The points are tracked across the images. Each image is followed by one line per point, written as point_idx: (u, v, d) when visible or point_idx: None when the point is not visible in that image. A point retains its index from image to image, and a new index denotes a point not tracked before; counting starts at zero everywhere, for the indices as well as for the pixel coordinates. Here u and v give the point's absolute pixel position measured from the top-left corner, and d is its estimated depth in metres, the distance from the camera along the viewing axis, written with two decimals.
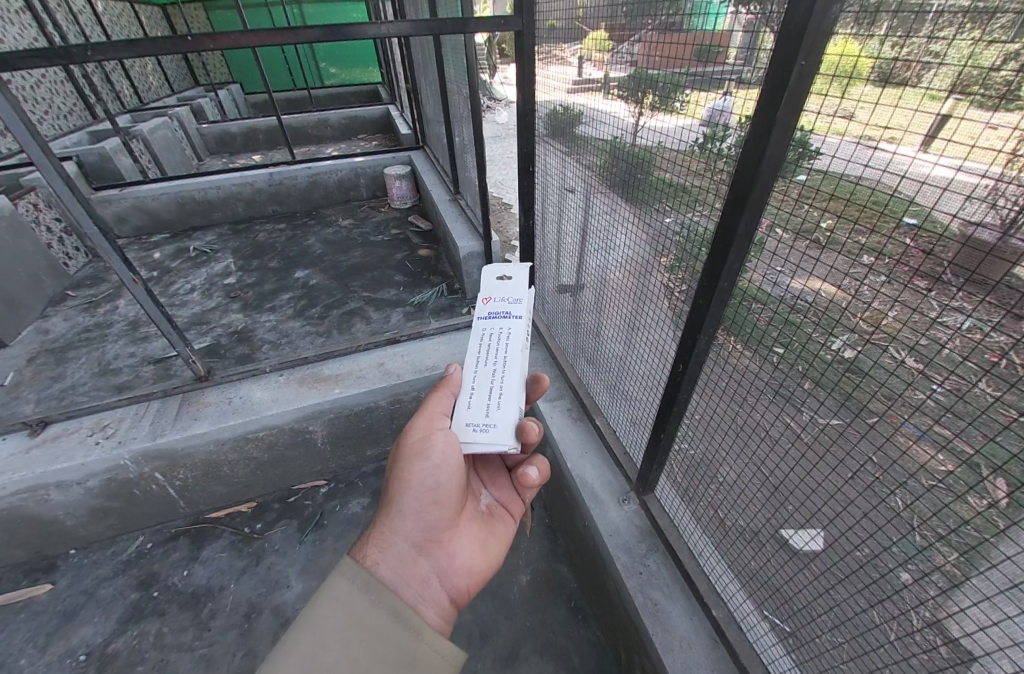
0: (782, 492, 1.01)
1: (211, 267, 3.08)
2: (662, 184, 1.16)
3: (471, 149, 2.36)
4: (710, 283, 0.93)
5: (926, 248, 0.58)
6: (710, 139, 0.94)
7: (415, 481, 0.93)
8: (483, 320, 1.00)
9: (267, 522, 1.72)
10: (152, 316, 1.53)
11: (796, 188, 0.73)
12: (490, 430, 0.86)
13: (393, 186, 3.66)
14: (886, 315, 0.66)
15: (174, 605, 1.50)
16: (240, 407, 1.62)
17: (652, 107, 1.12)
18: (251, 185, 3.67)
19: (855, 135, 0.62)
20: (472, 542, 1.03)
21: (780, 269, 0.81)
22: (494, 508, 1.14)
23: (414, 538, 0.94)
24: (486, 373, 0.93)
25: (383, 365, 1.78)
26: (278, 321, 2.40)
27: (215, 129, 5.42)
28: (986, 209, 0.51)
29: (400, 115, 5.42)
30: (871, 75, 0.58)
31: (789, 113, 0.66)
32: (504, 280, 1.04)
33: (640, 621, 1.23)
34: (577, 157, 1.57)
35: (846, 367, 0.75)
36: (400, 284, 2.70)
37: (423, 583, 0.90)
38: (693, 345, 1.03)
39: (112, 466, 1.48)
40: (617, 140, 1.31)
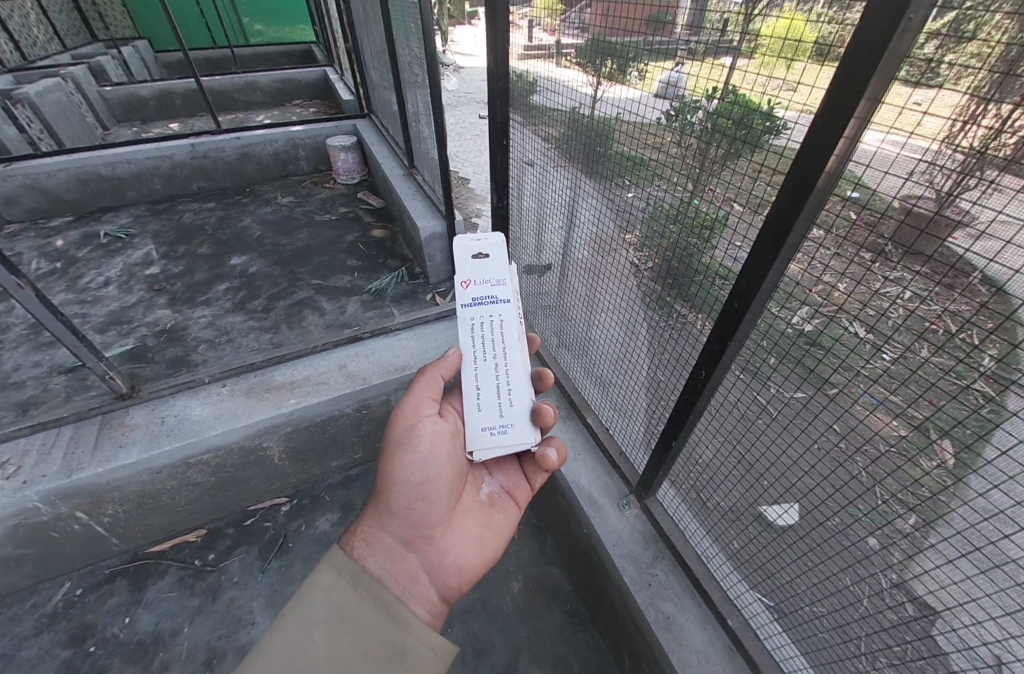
0: (761, 469, 1.04)
1: (127, 256, 2.68)
2: (623, 158, 1.10)
3: (427, 119, 2.15)
4: (749, 287, 0.76)
5: (869, 223, 0.63)
6: (680, 111, 0.87)
7: (397, 474, 0.90)
8: (467, 307, 0.95)
9: (221, 551, 1.56)
10: (49, 328, 1.28)
11: (751, 161, 0.77)
12: (507, 430, 0.90)
13: (337, 158, 3.33)
14: (837, 288, 0.73)
15: (116, 660, 1.32)
16: (175, 428, 1.41)
17: (611, 77, 1.06)
18: (170, 159, 3.21)
19: (799, 107, 0.66)
20: (466, 537, 0.95)
21: (740, 245, 0.85)
22: (498, 500, 1.04)
23: (401, 532, 0.88)
24: (490, 371, 0.93)
25: (345, 368, 1.62)
26: (215, 317, 2.13)
27: (120, 91, 4.69)
28: (924, 182, 0.55)
29: (339, 79, 4.94)
30: (813, 48, 0.61)
31: (859, 116, 0.52)
32: (480, 256, 0.98)
33: (653, 637, 1.15)
34: (530, 127, 1.49)
35: (809, 341, 0.78)
36: (354, 270, 2.48)
37: (408, 578, 0.83)
38: (722, 352, 0.86)
39: (17, 511, 1.24)
40: (576, 112, 1.24)
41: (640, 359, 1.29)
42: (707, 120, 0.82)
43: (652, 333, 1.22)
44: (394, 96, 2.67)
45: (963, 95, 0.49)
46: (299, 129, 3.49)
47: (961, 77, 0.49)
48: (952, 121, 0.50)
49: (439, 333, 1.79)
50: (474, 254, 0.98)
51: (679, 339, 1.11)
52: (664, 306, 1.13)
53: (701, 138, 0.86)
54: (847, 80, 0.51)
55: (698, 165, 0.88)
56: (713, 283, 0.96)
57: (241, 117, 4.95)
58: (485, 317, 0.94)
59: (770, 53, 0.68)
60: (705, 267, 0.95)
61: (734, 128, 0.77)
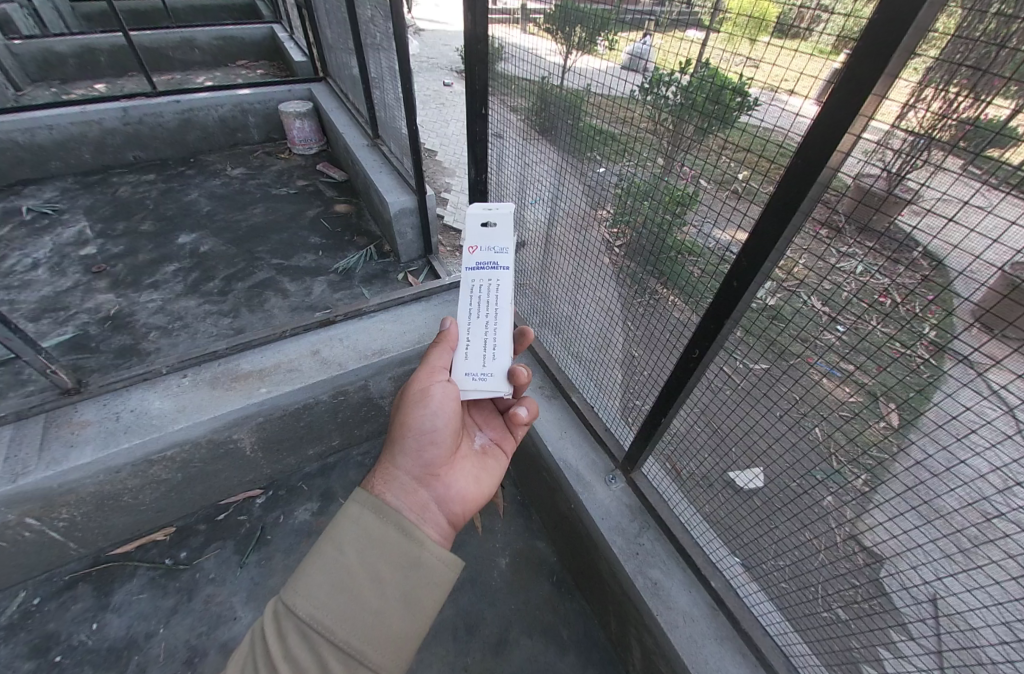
0: (725, 438, 1.05)
1: (57, 234, 2.41)
2: (593, 133, 1.08)
3: (394, 85, 2.02)
4: (749, 266, 0.77)
5: (830, 201, 0.65)
6: (654, 84, 0.85)
7: (412, 422, 0.87)
8: (471, 270, 0.96)
9: (194, 548, 1.50)
10: None
11: (718, 140, 0.77)
12: (487, 380, 0.90)
13: (292, 126, 3.09)
14: (797, 263, 0.73)
15: (86, 668, 1.26)
16: (134, 424, 1.31)
17: (580, 46, 1.02)
18: (99, 124, 2.87)
19: (762, 83, 0.67)
20: (468, 474, 0.92)
21: (709, 222, 0.85)
22: (489, 449, 1.03)
23: (412, 470, 0.82)
24: (480, 325, 0.93)
25: (318, 353, 1.55)
26: (165, 301, 1.97)
27: (31, 46, 4.14)
28: (878, 163, 0.58)
29: (289, 37, 4.55)
30: (774, 26, 0.63)
31: (868, 106, 0.54)
32: (489, 223, 0.99)
33: (641, 601, 1.21)
34: (500, 98, 1.45)
35: (773, 314, 0.81)
36: (318, 248, 2.35)
37: (420, 509, 0.77)
38: (719, 331, 0.88)
39: None
40: (544, 82, 1.19)
41: (615, 335, 1.30)
42: (681, 95, 0.80)
43: (625, 310, 1.22)
44: (354, 59, 2.48)
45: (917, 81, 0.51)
46: (246, 92, 3.19)
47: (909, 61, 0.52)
48: (904, 101, 0.52)
49: (417, 314, 1.74)
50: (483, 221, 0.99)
51: (654, 316, 1.12)
52: (637, 284, 1.13)
53: (671, 114, 0.84)
54: (864, 62, 0.52)
55: (671, 140, 0.87)
56: (686, 262, 0.95)
57: (179, 79, 4.49)
58: (483, 279, 0.95)
59: (736, 29, 0.68)
60: (676, 245, 0.96)
61: (708, 102, 0.75)
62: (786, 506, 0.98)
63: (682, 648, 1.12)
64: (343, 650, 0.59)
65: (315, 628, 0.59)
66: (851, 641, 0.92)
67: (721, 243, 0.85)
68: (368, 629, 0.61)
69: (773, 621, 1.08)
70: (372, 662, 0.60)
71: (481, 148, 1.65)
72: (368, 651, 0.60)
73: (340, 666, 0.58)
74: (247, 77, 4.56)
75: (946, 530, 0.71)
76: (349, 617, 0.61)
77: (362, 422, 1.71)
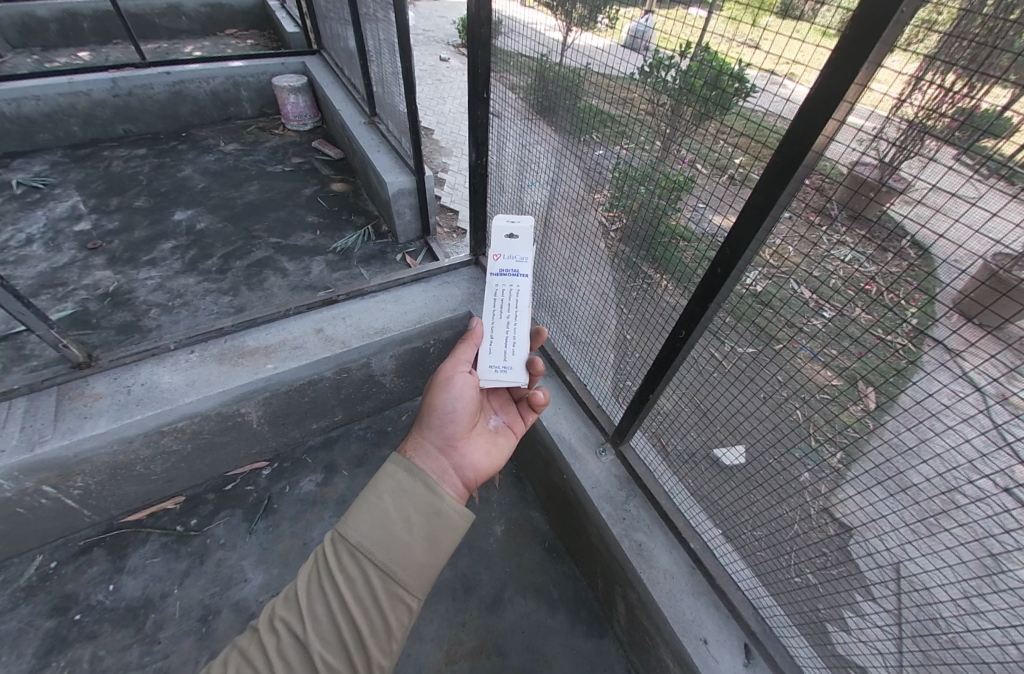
0: (711, 420, 1.12)
1: (49, 209, 2.39)
2: (592, 114, 1.10)
3: (392, 61, 1.99)
4: (731, 254, 0.83)
5: (818, 186, 0.68)
6: (653, 66, 0.87)
7: (435, 402, 0.95)
8: (494, 277, 1.06)
9: (203, 516, 1.56)
10: None
11: (716, 124, 0.79)
12: (508, 371, 1.02)
13: (286, 101, 3.04)
14: (786, 249, 0.77)
15: (106, 625, 1.33)
16: (145, 398, 1.34)
17: (581, 23, 1.04)
18: (87, 96, 2.80)
19: (760, 68, 0.70)
20: (483, 447, 0.97)
21: (704, 206, 0.88)
22: (502, 430, 1.08)
23: (436, 439, 0.90)
24: (502, 326, 1.04)
25: (321, 331, 1.58)
26: (164, 278, 1.98)
27: (8, 8, 3.96)
28: (868, 148, 0.60)
29: (280, 6, 4.40)
30: (777, 7, 0.65)
31: (853, 91, 0.57)
32: (513, 235, 1.08)
33: (626, 559, 1.29)
34: (499, 76, 1.45)
35: (761, 301, 0.86)
36: (315, 227, 2.35)
37: (441, 472, 0.86)
38: (702, 313, 0.95)
39: None
40: (544, 60, 1.21)
41: (609, 318, 1.35)
42: (679, 79, 0.83)
43: (619, 294, 1.27)
44: (350, 31, 2.43)
45: (917, 69, 0.53)
46: (238, 64, 3.12)
47: (911, 44, 0.53)
48: (900, 94, 0.54)
49: (417, 294, 1.77)
50: (508, 233, 1.08)
51: (646, 299, 1.16)
52: (631, 268, 1.17)
53: (671, 97, 0.87)
54: (862, 30, 0.53)
55: (669, 124, 0.90)
56: (680, 247, 0.99)
57: (165, 47, 4.34)
58: (504, 284, 1.05)
59: (738, 10, 0.70)
60: (671, 230, 0.99)
61: (707, 88, 0.78)
62: (765, 482, 1.05)
63: (661, 601, 1.21)
64: (384, 573, 0.70)
65: (362, 553, 0.70)
66: (819, 604, 0.99)
67: (710, 227, 0.89)
68: (400, 562, 0.71)
69: (743, 577, 1.18)
70: (406, 586, 0.71)
71: (482, 132, 1.66)
72: (403, 576, 0.71)
73: (380, 585, 0.69)
74: (236, 48, 4.43)
75: (913, 502, 0.78)
76: (388, 547, 0.71)
77: (364, 398, 1.76)
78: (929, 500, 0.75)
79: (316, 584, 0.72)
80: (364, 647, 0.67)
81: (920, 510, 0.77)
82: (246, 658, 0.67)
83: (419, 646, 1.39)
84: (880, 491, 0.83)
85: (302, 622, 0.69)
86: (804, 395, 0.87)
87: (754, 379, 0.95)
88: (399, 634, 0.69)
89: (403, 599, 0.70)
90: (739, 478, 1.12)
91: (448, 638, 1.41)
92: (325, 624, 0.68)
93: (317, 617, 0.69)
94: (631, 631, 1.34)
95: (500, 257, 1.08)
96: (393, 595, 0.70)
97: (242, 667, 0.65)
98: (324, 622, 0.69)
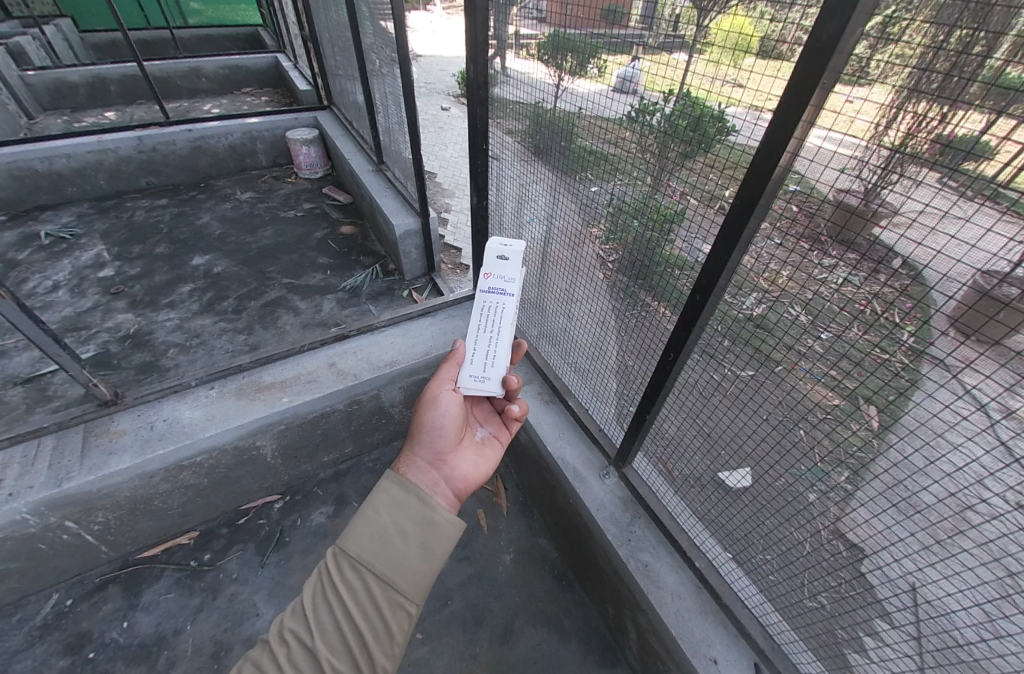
0: (717, 443, 1.13)
1: (75, 257, 2.52)
2: (586, 153, 1.20)
3: (398, 112, 2.16)
4: (709, 281, 0.92)
5: (810, 214, 0.73)
6: (641, 111, 0.97)
7: (424, 419, 1.01)
8: (483, 294, 1.12)
9: (217, 550, 1.56)
10: (32, 337, 1.23)
11: (707, 158, 0.86)
12: (486, 381, 1.05)
13: (298, 151, 3.24)
14: (780, 275, 0.81)
15: (118, 664, 1.32)
16: (166, 433, 1.39)
17: (572, 72, 1.14)
18: (115, 152, 3.01)
19: (740, 106, 0.77)
20: (471, 459, 1.02)
21: (696, 237, 0.95)
22: (489, 439, 1.12)
23: (427, 455, 0.95)
24: (485, 339, 1.08)
25: (335, 365, 1.64)
26: (182, 319, 2.07)
27: (44, 76, 4.32)
28: (853, 178, 0.65)
29: (293, 67, 4.75)
30: (756, 48, 0.72)
31: (810, 112, 0.65)
32: (504, 257, 1.13)
33: (634, 582, 1.28)
34: (498, 122, 1.57)
35: (757, 324, 0.90)
36: (325, 267, 2.47)
37: (433, 485, 0.90)
38: (686, 336, 1.03)
39: (6, 524, 1.20)
40: (539, 105, 1.32)
41: (610, 344, 1.40)
42: (665, 121, 0.92)
43: (617, 320, 1.33)
44: (359, 86, 2.63)
45: (889, 97, 0.59)
46: (254, 120, 3.36)
47: (888, 76, 0.58)
48: (876, 120, 0.60)
49: (425, 328, 1.84)
50: (500, 254, 1.13)
51: (645, 325, 1.22)
52: (629, 295, 1.24)
53: (660, 135, 0.95)
54: (806, 74, 0.63)
55: (658, 162, 0.98)
56: (674, 274, 1.06)
57: (186, 107, 4.67)
58: (491, 301, 1.10)
59: (718, 54, 0.78)
60: (665, 258, 1.06)
61: (690, 129, 0.86)
62: (772, 501, 1.05)
63: (670, 622, 1.20)
64: (384, 582, 0.73)
65: (363, 564, 0.74)
66: (836, 626, 0.97)
67: (702, 255, 0.96)
68: (399, 569, 0.74)
69: (749, 596, 1.17)
70: (404, 591, 0.74)
71: (483, 176, 1.78)
72: (401, 583, 0.74)
73: (381, 593, 0.72)
74: (251, 106, 4.76)
75: (926, 523, 0.77)
76: (386, 557, 0.75)
77: (373, 430, 1.79)
78: (941, 520, 0.75)
79: (321, 596, 0.74)
80: (367, 652, 0.69)
81: (933, 531, 0.76)
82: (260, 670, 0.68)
83: None
84: (890, 512, 0.83)
85: (310, 630, 0.72)
86: (804, 415, 0.90)
87: (758, 400, 0.98)
88: (399, 638, 0.72)
89: (402, 604, 0.74)
90: (750, 501, 1.11)
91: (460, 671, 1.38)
92: (332, 632, 0.71)
93: (324, 625, 0.72)
94: (644, 659, 1.31)
95: (492, 276, 1.14)
96: (393, 601, 0.73)
97: None
98: (331, 629, 0.71)
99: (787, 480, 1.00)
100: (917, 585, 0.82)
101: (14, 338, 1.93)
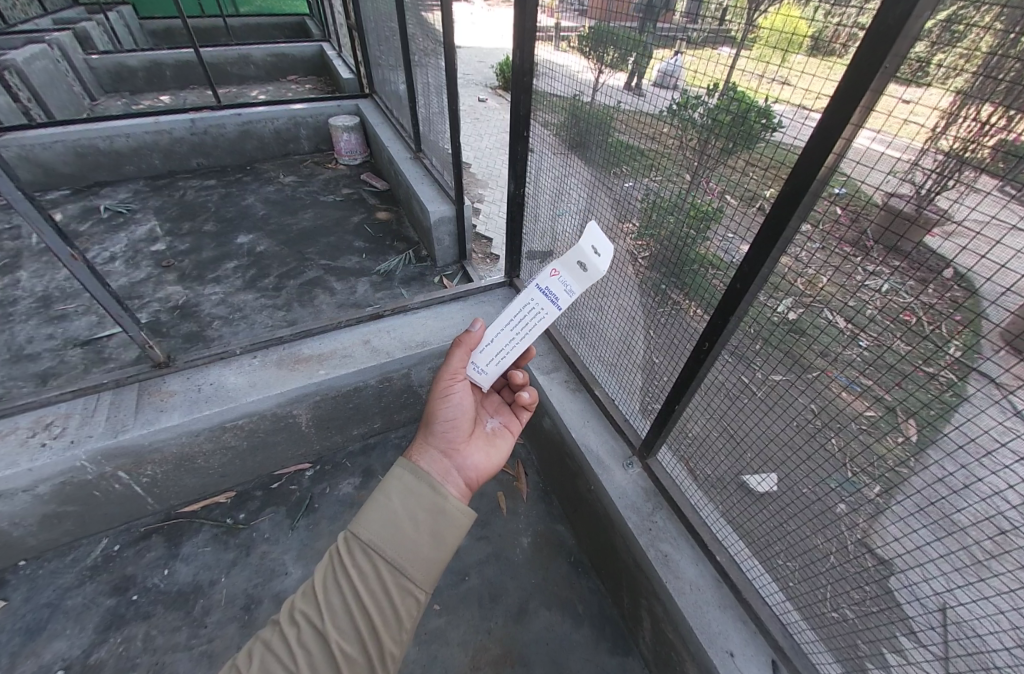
0: (742, 444, 1.12)
1: (130, 231, 2.68)
2: (621, 147, 1.20)
3: (438, 101, 2.19)
4: (750, 271, 0.90)
5: (854, 217, 0.71)
6: (682, 105, 0.95)
7: (437, 409, 1.03)
8: (535, 290, 0.86)
9: (251, 511, 1.65)
10: (96, 297, 1.33)
11: (748, 155, 0.85)
12: (485, 375, 1.01)
13: (339, 138, 3.33)
14: (818, 279, 0.80)
15: (159, 607, 1.41)
16: (212, 396, 1.48)
17: (612, 66, 1.13)
18: (169, 133, 3.16)
19: (787, 102, 0.75)
20: (482, 450, 1.05)
21: (733, 237, 0.95)
22: (499, 430, 1.13)
23: (439, 444, 0.98)
24: (507, 336, 0.95)
25: (369, 343, 1.70)
26: (225, 293, 2.18)
27: (107, 60, 4.57)
28: (902, 181, 0.63)
29: (338, 56, 4.86)
30: (807, 42, 0.70)
31: (867, 99, 0.63)
32: (585, 262, 0.77)
33: (653, 571, 1.28)
34: (537, 114, 1.57)
35: (790, 327, 0.89)
36: (361, 250, 2.54)
37: (444, 473, 0.93)
38: (723, 326, 1.00)
39: (66, 469, 1.31)
40: (578, 99, 1.32)
41: (637, 341, 1.39)
42: (706, 116, 0.90)
43: (647, 316, 1.32)
44: (400, 76, 2.68)
45: (949, 97, 0.56)
46: (299, 107, 3.47)
47: (947, 78, 0.56)
48: (938, 123, 0.57)
49: (455, 312, 1.87)
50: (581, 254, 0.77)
51: (674, 323, 1.21)
52: (659, 292, 1.23)
53: (700, 130, 0.93)
54: (864, 66, 0.61)
55: (697, 157, 0.96)
56: (708, 274, 1.04)
57: (234, 93, 4.86)
58: (538, 307, 0.86)
59: (767, 47, 0.76)
60: (699, 257, 1.05)
61: (733, 124, 0.85)
62: (798, 508, 1.02)
63: (688, 613, 1.19)
64: (393, 568, 0.76)
65: (374, 550, 0.76)
66: (857, 634, 0.96)
67: (739, 255, 0.95)
68: (408, 556, 0.77)
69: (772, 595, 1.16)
70: (413, 578, 0.77)
71: (520, 166, 1.78)
72: (410, 570, 0.77)
73: (390, 578, 0.75)
74: (296, 93, 4.90)
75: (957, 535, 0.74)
76: (397, 545, 0.77)
77: (401, 408, 1.84)
78: (971, 533, 0.72)
79: (331, 579, 0.77)
80: (376, 636, 0.72)
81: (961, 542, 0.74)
82: (271, 651, 0.71)
83: (445, 651, 1.40)
84: (916, 521, 0.80)
85: (320, 612, 0.74)
86: (835, 421, 0.87)
87: (787, 404, 0.96)
88: (408, 623, 0.75)
89: (411, 590, 0.76)
90: (772, 506, 1.09)
91: (473, 645, 1.41)
92: (341, 616, 0.74)
93: (333, 609, 0.74)
94: (657, 650, 1.32)
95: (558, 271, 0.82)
96: (402, 587, 0.76)
97: (267, 658, 0.70)
98: (340, 612, 0.74)
99: (811, 486, 0.98)
100: (945, 599, 0.79)
101: (75, 304, 2.09)
